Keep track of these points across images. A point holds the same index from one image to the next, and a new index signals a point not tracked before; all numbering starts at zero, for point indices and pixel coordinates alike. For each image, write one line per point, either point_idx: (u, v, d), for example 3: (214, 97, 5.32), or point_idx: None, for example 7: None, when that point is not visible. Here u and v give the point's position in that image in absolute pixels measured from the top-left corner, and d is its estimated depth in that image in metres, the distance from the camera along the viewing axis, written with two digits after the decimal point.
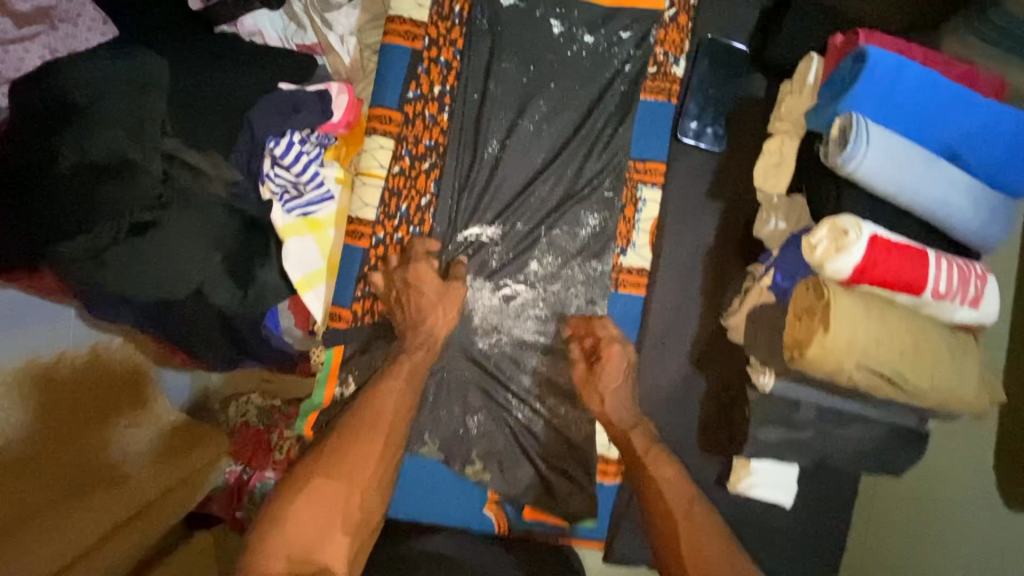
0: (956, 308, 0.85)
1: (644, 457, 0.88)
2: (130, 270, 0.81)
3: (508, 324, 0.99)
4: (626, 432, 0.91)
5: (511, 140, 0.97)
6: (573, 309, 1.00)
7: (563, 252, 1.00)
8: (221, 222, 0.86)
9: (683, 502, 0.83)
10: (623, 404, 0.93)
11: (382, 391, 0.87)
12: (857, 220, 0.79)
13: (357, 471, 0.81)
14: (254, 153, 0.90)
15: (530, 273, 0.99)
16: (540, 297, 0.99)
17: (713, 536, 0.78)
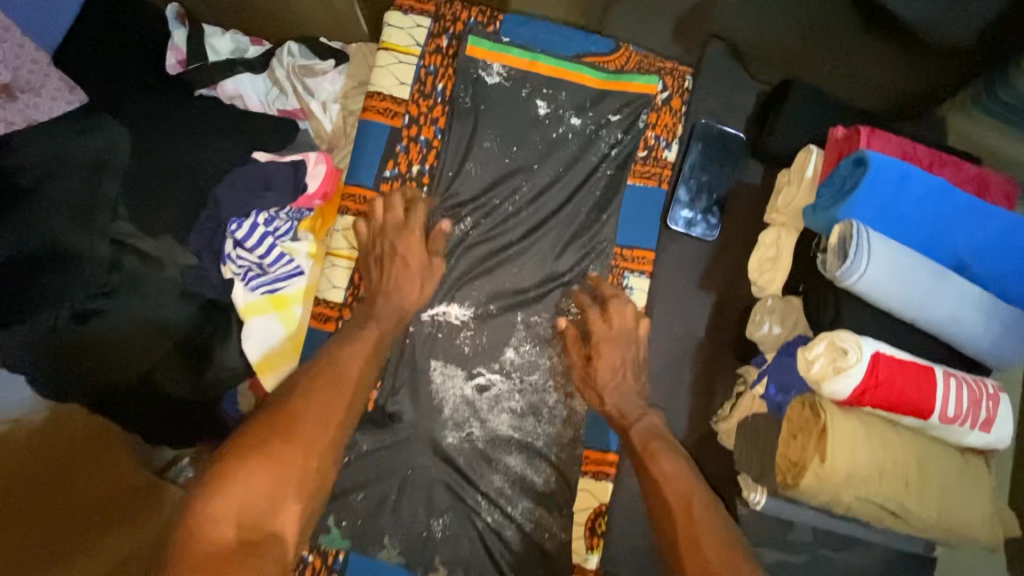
0: (966, 431, 0.78)
1: (645, 455, 0.78)
2: (59, 364, 0.75)
3: (482, 417, 0.91)
4: (628, 427, 0.83)
5: (493, 222, 0.92)
6: (550, 404, 0.92)
7: (543, 341, 0.93)
8: (174, 306, 0.83)
9: (690, 498, 0.71)
10: (626, 398, 0.86)
11: (349, 343, 0.77)
12: (857, 337, 0.72)
13: (313, 434, 0.64)
14: (217, 233, 0.86)
15: (505, 363, 0.92)
16: (517, 389, 0.92)
17: (728, 539, 0.65)
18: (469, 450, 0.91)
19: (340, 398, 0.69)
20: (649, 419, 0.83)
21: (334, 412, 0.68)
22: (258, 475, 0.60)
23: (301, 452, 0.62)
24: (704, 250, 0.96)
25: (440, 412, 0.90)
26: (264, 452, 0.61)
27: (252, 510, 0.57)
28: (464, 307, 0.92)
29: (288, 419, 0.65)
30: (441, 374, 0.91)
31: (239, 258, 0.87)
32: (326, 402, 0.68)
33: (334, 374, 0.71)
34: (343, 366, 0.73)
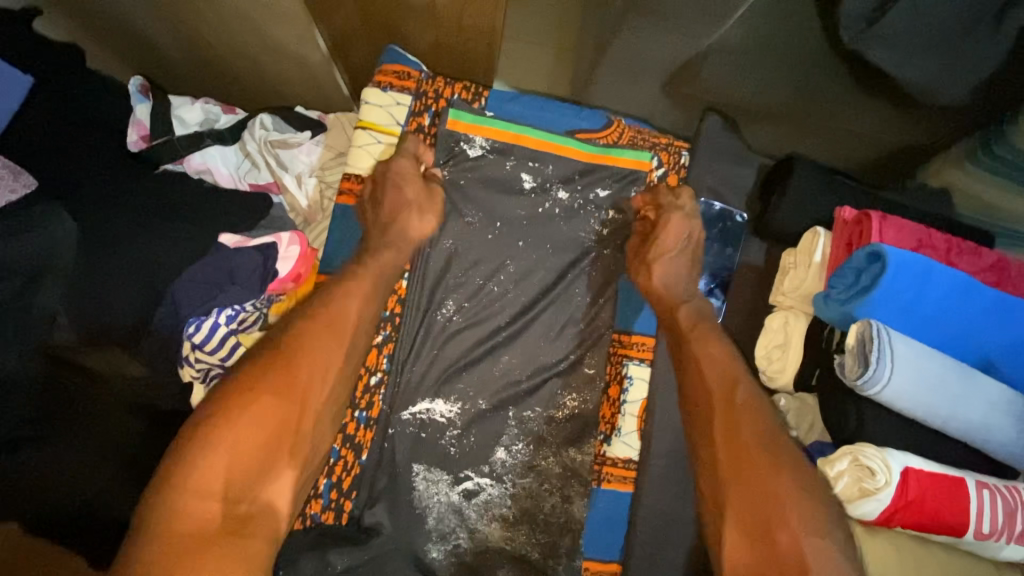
0: (1002, 547, 0.69)
1: (693, 336, 0.71)
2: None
3: (470, 526, 0.82)
4: (676, 308, 0.76)
5: (477, 307, 0.85)
6: (547, 511, 0.84)
7: (539, 439, 0.85)
8: (120, 426, 0.73)
9: (730, 382, 0.63)
10: (676, 278, 0.79)
11: (347, 288, 0.69)
12: (884, 455, 0.65)
13: (304, 382, 0.59)
14: (174, 333, 0.78)
15: (496, 464, 0.84)
16: (509, 494, 0.84)
17: (769, 426, 0.59)
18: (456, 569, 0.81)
19: (336, 352, 0.63)
20: (699, 303, 0.76)
21: (334, 359, 0.63)
22: (238, 438, 0.54)
23: (282, 410, 0.57)
24: None
25: (425, 522, 0.81)
26: (255, 411, 0.56)
27: (241, 479, 0.53)
28: (450, 403, 0.84)
29: (283, 370, 0.59)
30: (424, 479, 0.82)
31: (197, 361, 0.78)
32: (324, 352, 0.62)
33: (324, 326, 0.64)
34: (341, 310, 0.66)
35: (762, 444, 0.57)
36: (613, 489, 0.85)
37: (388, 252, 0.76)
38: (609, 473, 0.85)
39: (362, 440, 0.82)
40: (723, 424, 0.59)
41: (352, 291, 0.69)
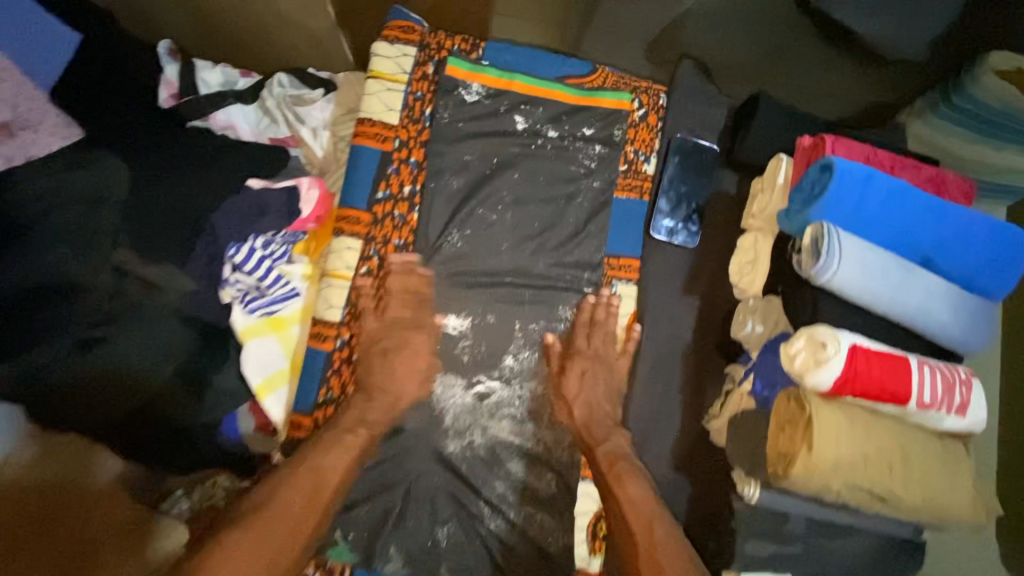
0: (943, 417, 0.82)
1: (611, 476, 0.85)
2: (60, 391, 0.75)
3: (481, 425, 0.94)
4: (595, 447, 0.88)
5: (481, 236, 0.95)
6: (550, 410, 0.96)
7: (540, 347, 0.97)
8: (175, 333, 0.82)
9: (654, 521, 0.79)
10: (601, 408, 0.92)
11: (326, 443, 0.81)
12: (834, 331, 0.76)
13: (296, 500, 0.74)
14: (215, 258, 0.87)
15: (505, 369, 0.96)
16: (516, 396, 0.96)
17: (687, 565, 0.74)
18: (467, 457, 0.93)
19: (304, 508, 0.75)
20: (612, 442, 0.88)
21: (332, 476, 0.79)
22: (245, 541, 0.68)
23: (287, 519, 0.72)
24: (688, 255, 0.99)
25: (441, 420, 0.94)
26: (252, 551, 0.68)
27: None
28: (462, 318, 0.95)
29: (293, 481, 0.76)
30: (441, 383, 0.94)
31: (237, 282, 0.89)
32: (326, 474, 0.78)
33: (297, 484, 0.76)
34: (319, 467, 0.78)
35: (665, 540, 0.77)
36: None
37: (374, 404, 0.87)
38: None
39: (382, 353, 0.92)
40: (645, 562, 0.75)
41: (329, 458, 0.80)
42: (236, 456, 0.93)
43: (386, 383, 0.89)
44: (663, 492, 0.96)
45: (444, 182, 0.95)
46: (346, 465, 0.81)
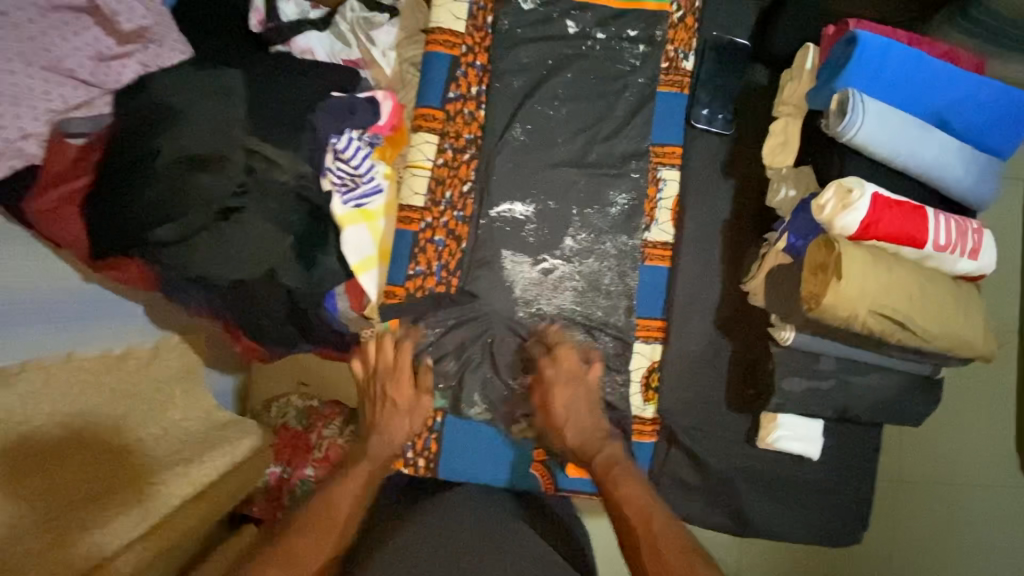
0: (957, 259, 0.93)
1: (611, 476, 0.88)
2: (200, 253, 0.92)
3: (547, 296, 1.08)
4: (594, 456, 0.94)
5: (540, 131, 1.08)
6: (606, 282, 1.09)
7: (595, 229, 1.09)
8: (292, 207, 0.97)
9: (651, 518, 0.79)
10: (587, 431, 0.97)
11: (337, 482, 0.88)
12: (859, 180, 0.88)
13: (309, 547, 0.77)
14: (318, 149, 0.99)
15: (565, 248, 1.08)
16: (576, 271, 1.09)
17: (687, 550, 0.74)
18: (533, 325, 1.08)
19: (327, 542, 0.79)
20: (610, 449, 0.93)
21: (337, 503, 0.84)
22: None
23: (304, 549, 0.76)
24: (726, 142, 1.11)
25: (512, 293, 1.07)
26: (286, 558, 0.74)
27: None
28: (527, 205, 1.08)
29: (307, 518, 0.80)
30: (511, 261, 1.07)
31: (337, 170, 1.01)
32: (338, 507, 0.84)
33: (312, 521, 0.80)
34: (330, 499, 0.85)
35: (666, 528, 0.78)
36: (654, 264, 1.11)
37: (370, 447, 0.96)
38: (652, 253, 1.11)
39: (460, 233, 1.08)
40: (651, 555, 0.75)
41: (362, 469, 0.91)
42: (338, 332, 1.10)
43: (387, 426, 0.98)
44: (708, 352, 1.09)
45: (507, 84, 1.07)
46: (355, 496, 0.87)
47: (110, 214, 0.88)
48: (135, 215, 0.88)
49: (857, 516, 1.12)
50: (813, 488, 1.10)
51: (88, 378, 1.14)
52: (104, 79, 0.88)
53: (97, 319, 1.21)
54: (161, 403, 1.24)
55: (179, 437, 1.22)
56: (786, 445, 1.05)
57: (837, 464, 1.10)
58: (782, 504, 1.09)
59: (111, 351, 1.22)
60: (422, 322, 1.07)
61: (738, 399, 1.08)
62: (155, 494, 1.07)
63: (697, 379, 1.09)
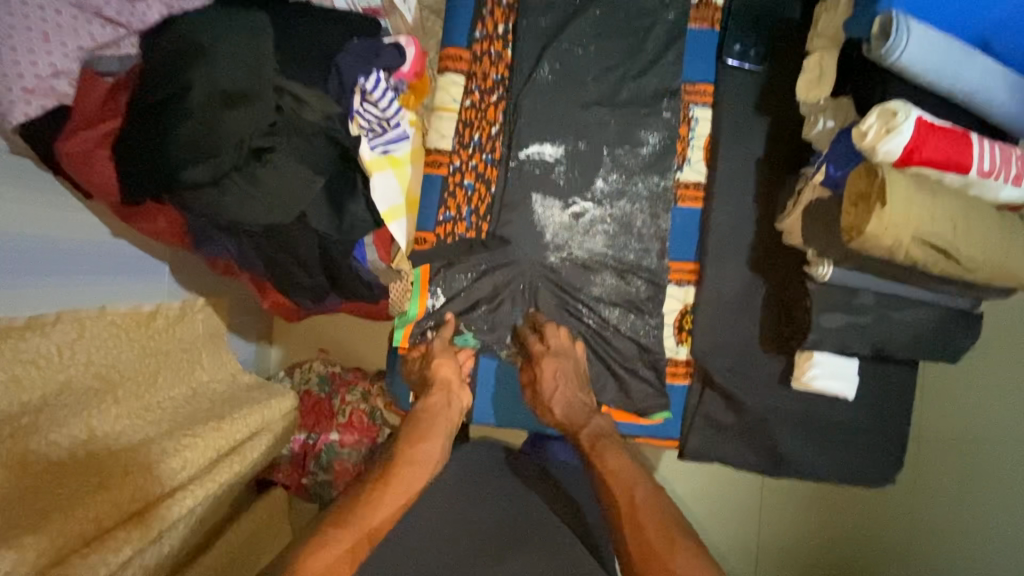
0: (1001, 186, 0.91)
1: (596, 449, 0.97)
2: (236, 197, 0.91)
3: (577, 239, 1.07)
4: (580, 429, 1.01)
5: (569, 70, 1.06)
6: (638, 224, 1.08)
7: (627, 170, 1.07)
8: (323, 149, 0.96)
9: (635, 484, 0.89)
10: (575, 406, 1.03)
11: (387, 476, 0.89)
12: (904, 103, 0.86)
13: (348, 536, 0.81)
14: (344, 92, 0.97)
15: (596, 191, 1.07)
16: (607, 214, 1.07)
17: (664, 516, 0.84)
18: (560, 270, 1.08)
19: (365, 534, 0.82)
20: (596, 422, 1.01)
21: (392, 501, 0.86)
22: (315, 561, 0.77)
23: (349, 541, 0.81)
24: (758, 78, 1.08)
25: (542, 237, 1.07)
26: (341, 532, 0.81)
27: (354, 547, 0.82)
28: (556, 147, 1.06)
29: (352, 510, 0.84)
30: (542, 206, 1.06)
31: (366, 113, 1.00)
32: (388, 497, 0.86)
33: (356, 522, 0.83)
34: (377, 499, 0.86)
35: (647, 495, 0.87)
36: (687, 206, 1.10)
37: (423, 448, 0.94)
38: (685, 194, 1.10)
39: (489, 176, 1.09)
40: (632, 525, 0.84)
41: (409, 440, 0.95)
42: (368, 282, 1.08)
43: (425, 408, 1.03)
44: (742, 293, 1.07)
45: (534, 21, 1.05)
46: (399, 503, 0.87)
47: (144, 153, 0.87)
48: (168, 154, 0.86)
49: (891, 456, 1.12)
50: (848, 428, 1.10)
51: (122, 333, 1.15)
52: (129, 19, 0.84)
53: (128, 277, 1.21)
54: (189, 366, 1.31)
55: (179, 415, 1.18)
56: (822, 383, 1.04)
57: (872, 405, 1.09)
58: (816, 445, 1.09)
59: (141, 309, 1.22)
60: (456, 266, 1.09)
61: (772, 339, 1.08)
62: (150, 470, 0.99)
63: (732, 321, 1.08)
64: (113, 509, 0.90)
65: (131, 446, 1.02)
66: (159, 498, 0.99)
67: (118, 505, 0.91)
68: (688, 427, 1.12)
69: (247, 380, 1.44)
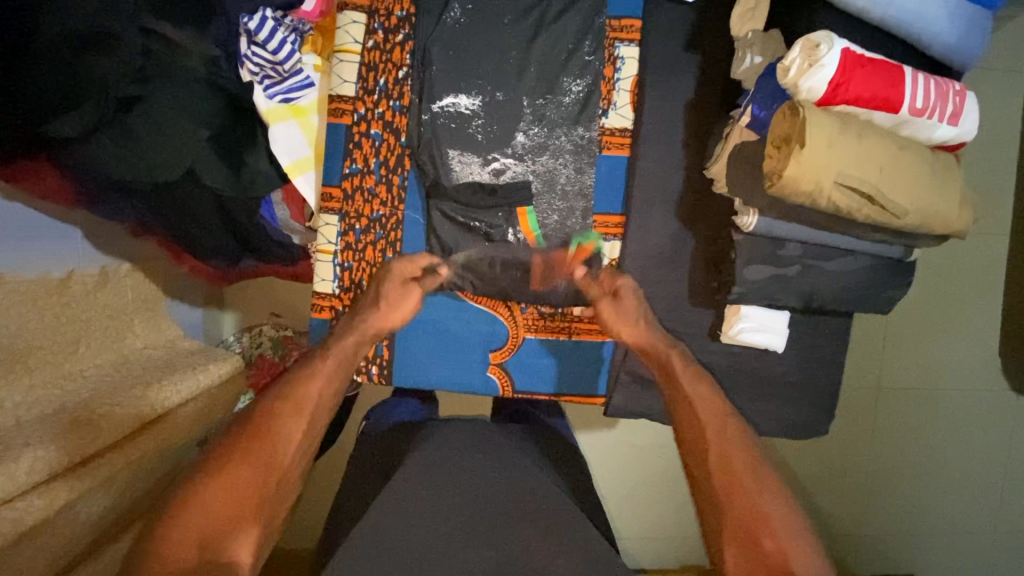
0: (935, 125, 0.85)
1: (684, 374, 0.88)
2: (108, 151, 0.85)
3: (497, 202, 1.00)
4: (662, 355, 0.92)
5: (482, 10, 0.97)
6: (563, 179, 1.02)
7: (551, 122, 1.00)
8: (204, 98, 0.90)
9: (721, 416, 0.80)
10: (654, 329, 0.95)
11: (315, 366, 0.85)
12: (828, 33, 0.79)
13: (275, 453, 0.74)
14: (230, 32, 0.90)
15: (517, 145, 1.00)
16: (529, 171, 1.01)
17: (753, 456, 0.76)
18: (471, 235, 1.03)
19: (277, 459, 0.74)
20: (682, 348, 0.93)
21: (295, 431, 0.77)
22: (214, 497, 0.68)
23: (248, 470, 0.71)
24: (688, 11, 1.00)
25: (461, 196, 1.00)
26: (222, 482, 0.69)
27: (249, 490, 0.70)
28: (473, 97, 0.98)
29: (259, 437, 0.74)
30: (460, 162, 0.99)
31: (254, 57, 0.91)
32: (290, 423, 0.78)
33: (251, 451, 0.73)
34: (278, 423, 0.77)
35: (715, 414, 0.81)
36: (613, 154, 1.03)
37: (326, 361, 0.86)
38: (610, 142, 1.03)
39: (399, 125, 1.01)
40: (716, 464, 0.75)
41: (292, 398, 0.80)
42: (282, 240, 1.09)
43: (373, 308, 0.95)
44: (670, 246, 1.03)
45: None
46: (336, 381, 0.85)
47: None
48: (19, 103, 0.76)
49: (824, 407, 1.10)
50: (779, 380, 1.08)
51: (28, 300, 1.11)
52: None
53: (32, 241, 1.16)
54: (117, 333, 1.27)
55: (119, 369, 1.20)
56: (750, 337, 1.01)
57: (803, 357, 1.07)
58: (748, 400, 1.07)
59: (49, 276, 1.18)
60: (369, 222, 1.03)
61: (701, 294, 1.04)
62: (126, 409, 1.08)
63: (658, 275, 1.04)
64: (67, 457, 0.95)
65: (45, 415, 1.01)
66: (68, 469, 0.97)
67: (50, 461, 0.92)
68: (614, 383, 1.08)
69: (187, 346, 1.38)
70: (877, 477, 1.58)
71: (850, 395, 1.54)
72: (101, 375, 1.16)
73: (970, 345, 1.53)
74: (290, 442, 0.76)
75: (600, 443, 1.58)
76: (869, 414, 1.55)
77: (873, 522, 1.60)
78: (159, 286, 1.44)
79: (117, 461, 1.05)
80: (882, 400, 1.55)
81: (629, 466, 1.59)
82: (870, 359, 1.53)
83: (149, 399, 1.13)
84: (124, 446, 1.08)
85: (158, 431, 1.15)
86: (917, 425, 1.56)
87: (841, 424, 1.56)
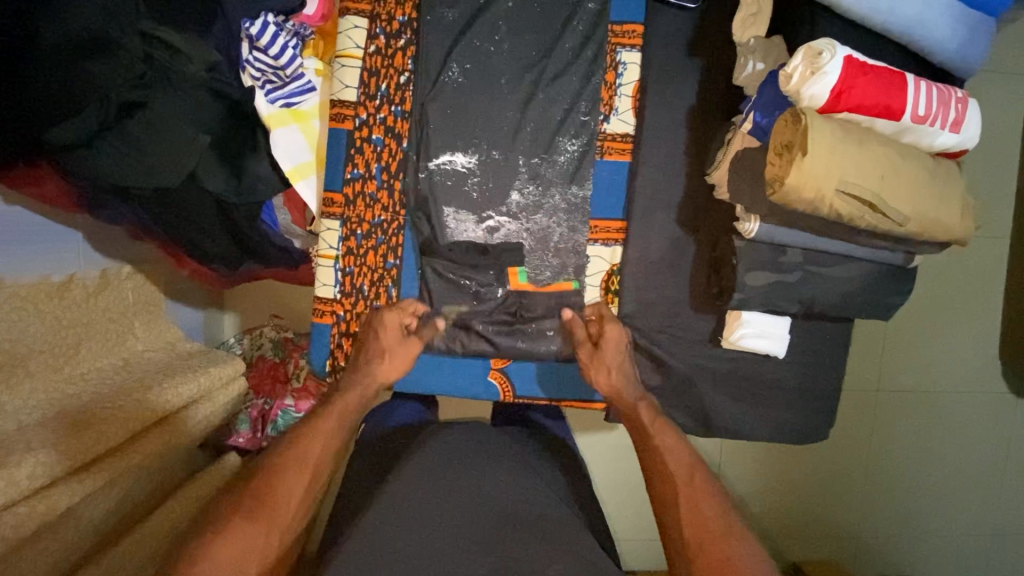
0: (938, 132, 0.85)
1: (655, 426, 0.90)
2: (108, 158, 0.85)
3: (488, 262, 1.03)
4: (632, 405, 0.94)
5: (479, 70, 0.98)
6: (556, 237, 1.04)
7: (544, 181, 1.01)
8: (206, 104, 0.90)
9: (690, 467, 0.83)
10: (629, 380, 0.97)
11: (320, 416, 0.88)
12: (830, 41, 0.79)
13: (280, 505, 0.76)
14: (232, 40, 0.91)
15: (511, 204, 1.01)
16: (523, 228, 1.02)
17: (723, 506, 0.78)
18: (462, 292, 1.05)
19: (284, 510, 0.76)
20: (649, 401, 0.95)
21: (299, 485, 0.79)
22: (226, 546, 0.70)
23: (256, 522, 0.73)
24: (691, 16, 0.99)
25: (453, 255, 1.02)
26: (234, 531, 0.71)
27: (259, 540, 0.72)
28: (468, 156, 0.99)
29: (266, 492, 0.76)
30: (454, 219, 1.01)
31: (256, 62, 0.92)
32: (295, 476, 0.79)
33: (258, 503, 0.75)
34: (283, 479, 0.78)
35: (686, 463, 0.83)
36: (613, 160, 1.03)
37: (329, 413, 0.88)
38: (611, 147, 1.03)
39: (400, 130, 1.00)
40: (687, 516, 0.78)
41: (298, 449, 0.82)
42: (285, 245, 1.09)
43: (364, 368, 0.96)
44: (671, 251, 1.03)
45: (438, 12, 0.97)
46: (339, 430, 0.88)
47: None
48: (21, 109, 0.76)
49: (825, 412, 1.10)
50: (779, 386, 1.08)
51: (29, 304, 1.11)
52: None
53: (34, 244, 1.16)
54: (118, 335, 1.27)
55: (119, 373, 1.20)
56: (751, 343, 1.01)
57: (804, 362, 1.07)
58: (748, 405, 1.08)
59: (49, 280, 1.18)
60: (370, 227, 1.02)
61: (702, 300, 1.04)
62: (125, 413, 1.07)
63: (659, 280, 1.04)
64: (67, 462, 0.95)
65: (46, 419, 1.01)
66: (69, 474, 0.97)
67: (51, 467, 0.92)
68: None
69: (187, 349, 1.38)
70: (877, 480, 1.58)
71: (851, 399, 1.54)
72: (102, 379, 1.16)
73: (969, 349, 1.53)
74: (296, 495, 0.78)
75: (600, 445, 1.58)
76: (870, 418, 1.55)
77: (873, 525, 1.60)
78: (160, 288, 1.44)
79: (119, 465, 1.05)
80: (882, 403, 1.55)
81: (629, 468, 1.59)
82: (871, 363, 1.53)
83: (149, 403, 1.12)
84: (126, 451, 1.08)
85: (159, 435, 1.14)
86: (916, 429, 1.56)
87: (842, 427, 1.56)
